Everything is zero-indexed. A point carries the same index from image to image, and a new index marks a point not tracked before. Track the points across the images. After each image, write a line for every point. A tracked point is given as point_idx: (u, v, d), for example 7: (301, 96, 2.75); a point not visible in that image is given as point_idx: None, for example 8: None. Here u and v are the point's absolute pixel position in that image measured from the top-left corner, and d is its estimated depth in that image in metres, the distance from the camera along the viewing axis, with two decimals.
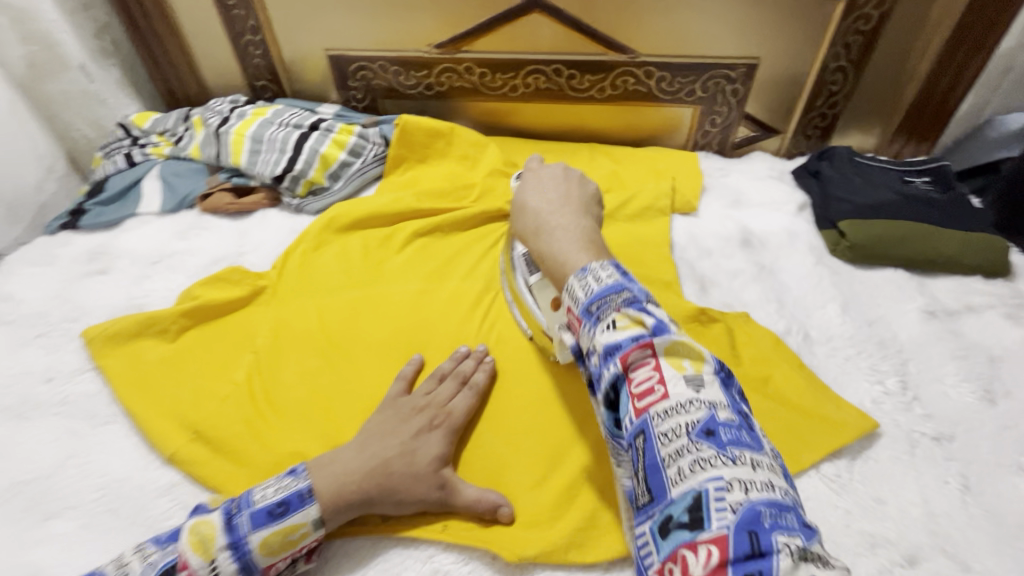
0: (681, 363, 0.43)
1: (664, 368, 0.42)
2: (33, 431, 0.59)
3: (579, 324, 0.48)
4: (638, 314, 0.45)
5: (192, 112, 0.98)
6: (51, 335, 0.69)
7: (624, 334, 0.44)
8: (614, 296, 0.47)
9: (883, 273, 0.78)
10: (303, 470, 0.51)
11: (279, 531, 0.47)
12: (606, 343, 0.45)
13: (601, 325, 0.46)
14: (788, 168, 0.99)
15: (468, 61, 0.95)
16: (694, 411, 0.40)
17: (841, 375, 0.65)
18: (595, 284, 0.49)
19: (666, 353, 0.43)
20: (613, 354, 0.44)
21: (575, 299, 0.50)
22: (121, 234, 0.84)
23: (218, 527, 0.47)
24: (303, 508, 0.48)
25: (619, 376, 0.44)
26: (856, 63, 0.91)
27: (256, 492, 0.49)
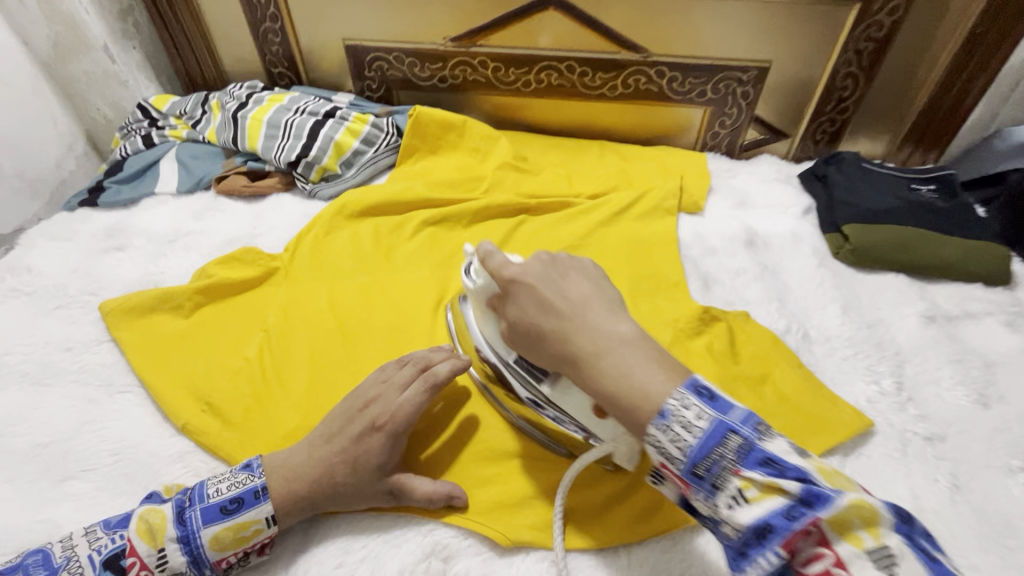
0: (777, 460, 0.38)
1: (753, 471, 0.38)
2: (51, 397, 0.61)
3: (657, 429, 0.43)
4: (705, 408, 0.40)
5: (209, 96, 0.99)
6: (70, 307, 0.71)
7: (699, 443, 0.39)
8: (681, 408, 0.40)
9: (884, 278, 0.79)
10: (259, 468, 0.52)
11: (229, 527, 0.48)
12: (684, 449, 0.40)
13: (673, 436, 0.40)
14: (795, 172, 1.00)
15: (482, 54, 0.97)
16: (829, 545, 0.35)
17: (838, 374, 0.66)
18: (666, 386, 0.42)
19: (764, 466, 0.38)
20: (691, 460, 0.40)
21: (644, 399, 0.43)
22: (138, 213, 0.86)
23: (169, 518, 0.48)
24: (255, 505, 0.49)
25: (724, 507, 0.39)
26: (867, 69, 0.92)
27: (209, 486, 0.50)
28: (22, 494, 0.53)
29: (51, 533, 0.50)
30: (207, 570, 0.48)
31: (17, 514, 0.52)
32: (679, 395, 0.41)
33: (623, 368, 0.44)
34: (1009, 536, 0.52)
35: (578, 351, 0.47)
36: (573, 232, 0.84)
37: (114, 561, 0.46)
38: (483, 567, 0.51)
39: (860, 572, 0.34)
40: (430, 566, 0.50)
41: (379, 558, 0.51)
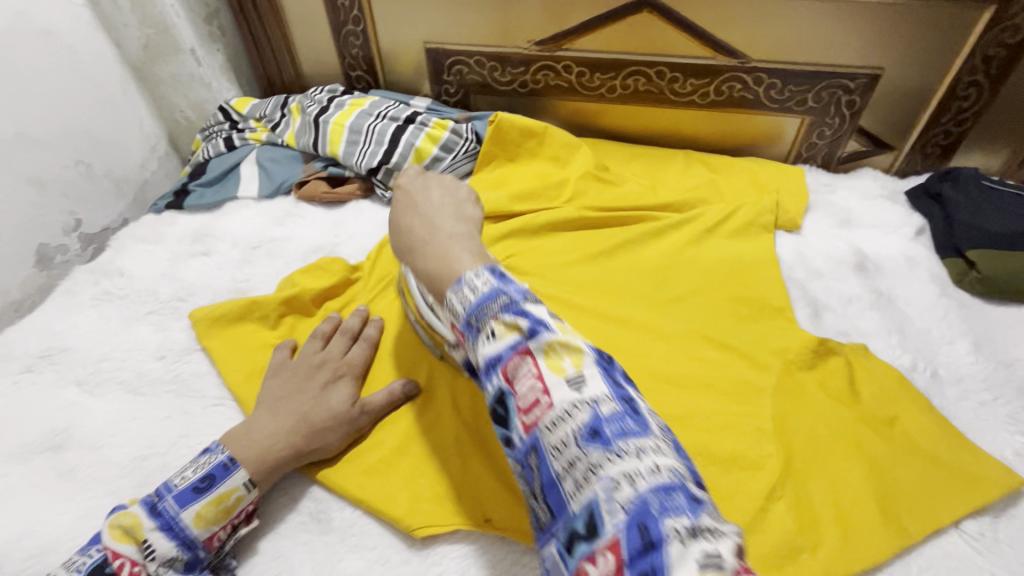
0: (560, 362, 0.37)
1: (543, 373, 0.37)
2: (148, 406, 0.61)
3: (464, 339, 0.42)
4: (513, 318, 0.38)
5: (289, 99, 0.99)
6: (162, 313, 0.71)
7: (502, 343, 0.38)
8: (473, 277, 0.42)
9: (1017, 311, 0.72)
10: (218, 447, 0.52)
11: (211, 501, 0.48)
12: (487, 354, 0.38)
13: (481, 337, 0.39)
14: (901, 188, 0.92)
15: (567, 59, 0.93)
16: (534, 367, 0.37)
17: (977, 421, 0.59)
18: (471, 293, 0.41)
19: (547, 353, 0.37)
20: (494, 367, 0.38)
21: (455, 314, 0.42)
22: (221, 217, 0.86)
23: (142, 514, 0.47)
24: (228, 476, 0.50)
25: (478, 348, 0.39)
26: (995, 78, 0.84)
27: (174, 477, 0.49)
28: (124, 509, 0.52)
29: None
30: (201, 552, 0.48)
31: None
32: (477, 270, 0.43)
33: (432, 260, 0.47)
34: None
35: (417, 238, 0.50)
36: (663, 249, 0.79)
37: (100, 570, 0.44)
38: None
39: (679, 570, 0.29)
40: None
41: None
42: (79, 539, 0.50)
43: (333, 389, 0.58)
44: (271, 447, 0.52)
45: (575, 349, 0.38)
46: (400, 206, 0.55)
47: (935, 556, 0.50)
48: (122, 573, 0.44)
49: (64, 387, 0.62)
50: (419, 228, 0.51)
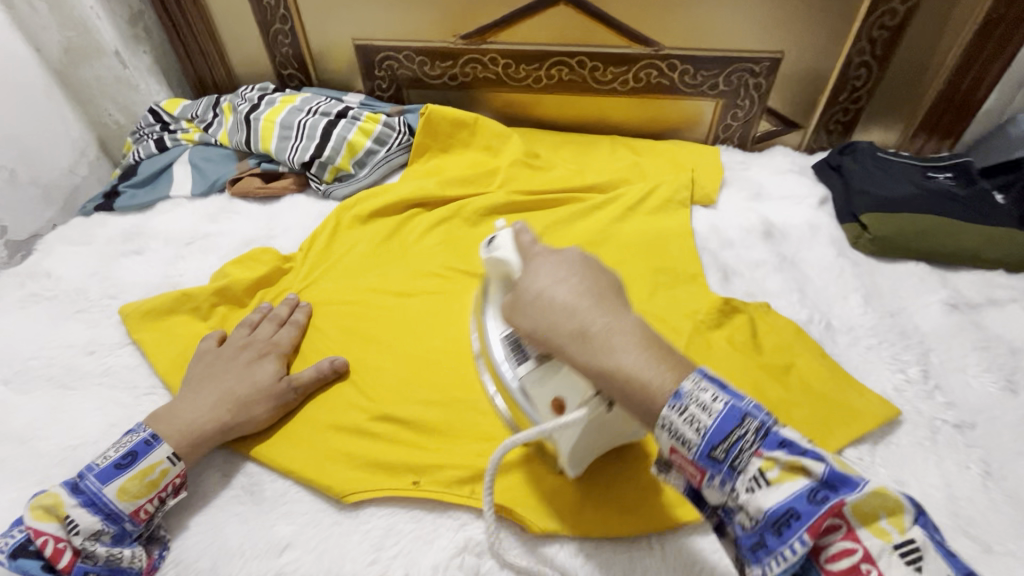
0: (879, 524, 0.34)
1: (864, 538, 0.34)
2: (77, 400, 0.61)
3: (700, 472, 0.37)
4: (794, 460, 0.35)
5: (221, 98, 0.99)
6: (91, 310, 0.71)
7: (785, 493, 0.35)
8: (696, 389, 0.37)
9: (904, 267, 0.79)
10: (141, 426, 0.54)
11: (133, 476, 0.50)
12: (766, 507, 0.35)
13: (691, 433, 0.37)
14: (809, 163, 0.99)
15: (493, 52, 0.96)
16: (855, 538, 0.34)
17: (863, 363, 0.66)
18: (705, 416, 0.37)
19: (858, 513, 0.34)
20: (788, 528, 0.34)
21: (682, 441, 0.37)
22: (154, 216, 0.86)
23: (64, 493, 0.49)
24: (149, 451, 0.52)
25: (744, 495, 0.36)
26: (881, 58, 0.92)
27: (96, 458, 0.51)
28: None
29: None
30: (129, 524, 0.50)
31: None
32: (693, 378, 0.38)
33: (628, 374, 0.39)
34: None
35: (585, 323, 0.42)
36: (586, 227, 0.83)
37: (24, 548, 0.46)
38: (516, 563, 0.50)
39: (889, 569, 0.33)
40: (464, 562, 0.50)
41: (412, 555, 0.50)
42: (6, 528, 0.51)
43: (258, 365, 0.61)
44: (197, 433, 0.55)
45: (896, 505, 0.34)
46: (537, 280, 0.47)
47: None
48: (47, 548, 0.47)
49: None
50: (565, 320, 0.43)
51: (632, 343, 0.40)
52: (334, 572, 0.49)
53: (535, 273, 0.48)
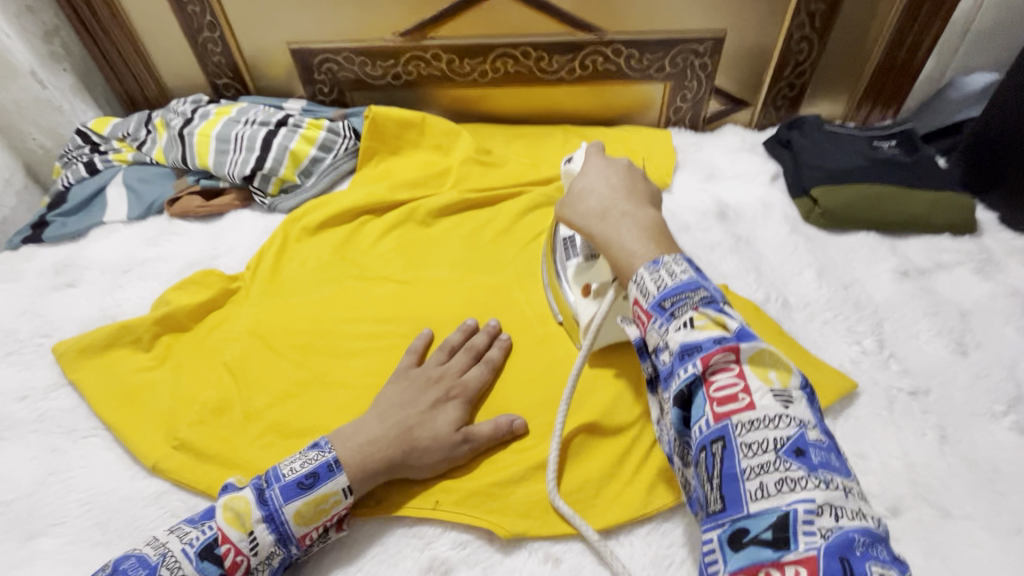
0: (768, 374, 0.40)
1: (748, 375, 0.39)
2: (11, 450, 0.58)
3: (647, 318, 0.44)
4: (719, 316, 0.41)
5: (152, 115, 0.95)
6: (23, 352, 0.67)
7: (704, 334, 0.41)
8: (672, 261, 0.45)
9: (856, 237, 0.80)
10: (327, 443, 0.52)
11: (311, 501, 0.48)
12: (681, 340, 0.41)
13: (676, 323, 0.42)
14: (760, 140, 0.99)
15: (435, 48, 0.94)
16: (743, 376, 0.39)
17: (821, 338, 0.66)
18: (669, 277, 0.44)
19: (753, 362, 0.40)
20: (691, 354, 0.40)
21: (643, 291, 0.45)
22: (88, 244, 0.82)
23: (252, 501, 0.47)
24: (332, 478, 0.49)
25: (670, 332, 0.42)
26: (820, 32, 0.92)
27: (284, 466, 0.49)
28: None
29: None
30: (294, 547, 0.48)
31: None
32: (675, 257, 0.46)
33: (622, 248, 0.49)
34: (999, 482, 0.53)
35: (608, 208, 0.52)
36: (543, 223, 0.82)
37: (210, 551, 0.45)
38: None
39: (761, 398, 0.38)
40: None
41: None
42: None
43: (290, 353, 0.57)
44: None
45: (786, 369, 0.40)
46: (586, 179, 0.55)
47: None
48: (227, 559, 0.45)
49: None
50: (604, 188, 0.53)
51: (636, 227, 0.49)
52: None
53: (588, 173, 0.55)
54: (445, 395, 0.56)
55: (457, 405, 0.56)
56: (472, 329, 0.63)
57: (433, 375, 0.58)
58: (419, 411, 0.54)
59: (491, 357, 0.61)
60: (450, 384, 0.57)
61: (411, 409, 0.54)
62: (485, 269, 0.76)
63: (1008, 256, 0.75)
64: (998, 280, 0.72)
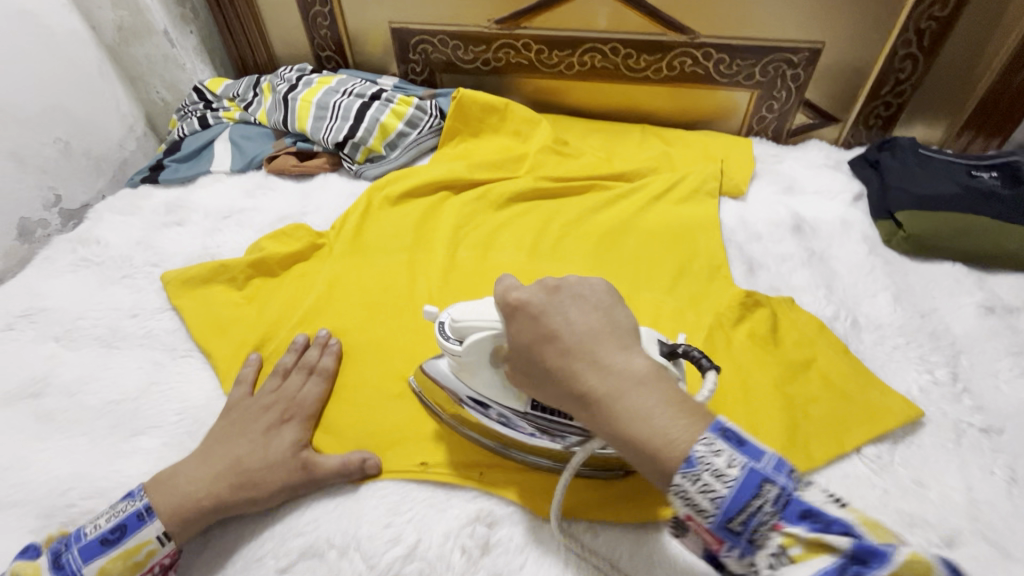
0: (822, 553, 0.33)
1: (805, 562, 0.33)
2: (122, 359, 0.66)
3: (684, 510, 0.36)
4: (757, 504, 0.34)
5: (260, 79, 1.03)
6: (136, 277, 0.75)
7: (744, 528, 0.34)
8: (701, 449, 0.35)
9: (939, 266, 0.76)
10: (140, 491, 0.51)
11: (119, 555, 0.47)
12: (728, 537, 0.35)
13: (763, 554, 0.35)
14: (845, 158, 0.96)
15: (527, 37, 0.97)
16: (794, 563, 0.34)
17: (889, 362, 0.64)
18: (697, 463, 0.35)
19: (809, 547, 0.33)
20: (740, 550, 0.35)
21: (669, 479, 0.36)
22: (195, 191, 0.90)
23: (44, 565, 0.46)
24: (139, 529, 0.48)
25: (712, 526, 0.35)
26: (927, 51, 0.88)
27: (86, 526, 0.48)
28: (100, 446, 0.57)
29: (123, 482, 0.54)
30: None
31: (96, 463, 0.56)
32: (705, 439, 0.35)
33: (610, 393, 0.39)
34: None
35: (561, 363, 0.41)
36: (613, 214, 0.83)
37: None
38: (526, 535, 0.51)
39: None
40: (475, 530, 0.51)
41: (426, 521, 0.51)
42: (56, 472, 0.55)
43: (276, 433, 0.55)
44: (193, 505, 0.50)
45: (850, 548, 0.33)
46: (519, 328, 0.44)
47: (836, 476, 0.55)
48: None
49: (43, 342, 0.67)
50: (550, 347, 0.42)
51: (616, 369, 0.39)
52: (351, 532, 0.51)
53: (517, 330, 0.44)
54: (280, 419, 0.57)
55: (293, 426, 0.57)
56: (303, 346, 0.64)
57: (267, 402, 0.58)
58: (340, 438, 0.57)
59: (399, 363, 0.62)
60: (284, 406, 0.58)
61: (246, 441, 0.54)
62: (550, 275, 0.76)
63: None
64: None
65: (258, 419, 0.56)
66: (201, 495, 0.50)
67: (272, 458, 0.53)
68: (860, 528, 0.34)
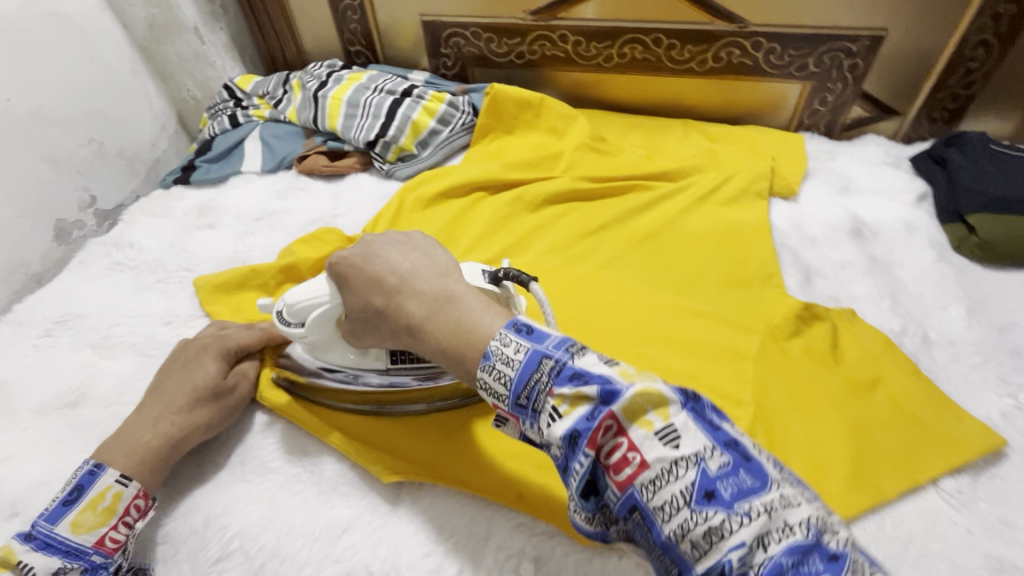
0: (646, 417, 0.35)
1: (629, 429, 0.35)
2: (155, 368, 0.65)
3: (515, 418, 0.39)
4: (576, 390, 0.36)
5: (290, 75, 1.01)
6: (169, 282, 0.74)
7: (573, 419, 0.35)
8: (500, 345, 0.39)
9: (1017, 276, 0.70)
10: (86, 456, 0.51)
11: (85, 507, 0.48)
12: (562, 433, 0.36)
13: (542, 419, 0.37)
14: (906, 154, 0.90)
15: (564, 28, 0.92)
16: (623, 433, 0.35)
17: (965, 383, 0.59)
18: (507, 367, 0.38)
19: (630, 415, 0.35)
20: (578, 444, 0.35)
21: (495, 395, 0.39)
22: (225, 191, 0.89)
23: (16, 543, 0.46)
24: (95, 480, 0.49)
25: (544, 427, 0.37)
26: (1003, 38, 0.81)
27: (44, 502, 0.49)
28: None
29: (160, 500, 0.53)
30: (97, 555, 0.48)
31: None
32: (499, 334, 0.40)
33: (452, 321, 0.42)
34: None
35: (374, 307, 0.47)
36: (657, 217, 0.79)
37: None
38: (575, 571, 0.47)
39: (650, 451, 0.34)
40: (520, 565, 0.48)
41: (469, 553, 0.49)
42: None
43: (202, 361, 0.58)
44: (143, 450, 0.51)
45: (660, 399, 0.35)
46: (360, 285, 0.48)
47: (911, 512, 0.50)
48: None
49: (80, 350, 0.67)
50: (377, 290, 0.47)
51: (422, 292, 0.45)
52: (391, 560, 0.49)
53: (354, 294, 0.49)
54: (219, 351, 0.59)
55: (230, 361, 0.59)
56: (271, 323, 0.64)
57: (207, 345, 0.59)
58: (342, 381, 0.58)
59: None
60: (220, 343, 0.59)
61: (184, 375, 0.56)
62: (585, 278, 0.73)
63: None
64: None
65: (182, 357, 0.58)
66: (149, 437, 0.52)
67: (200, 382, 0.56)
68: (616, 377, 0.36)
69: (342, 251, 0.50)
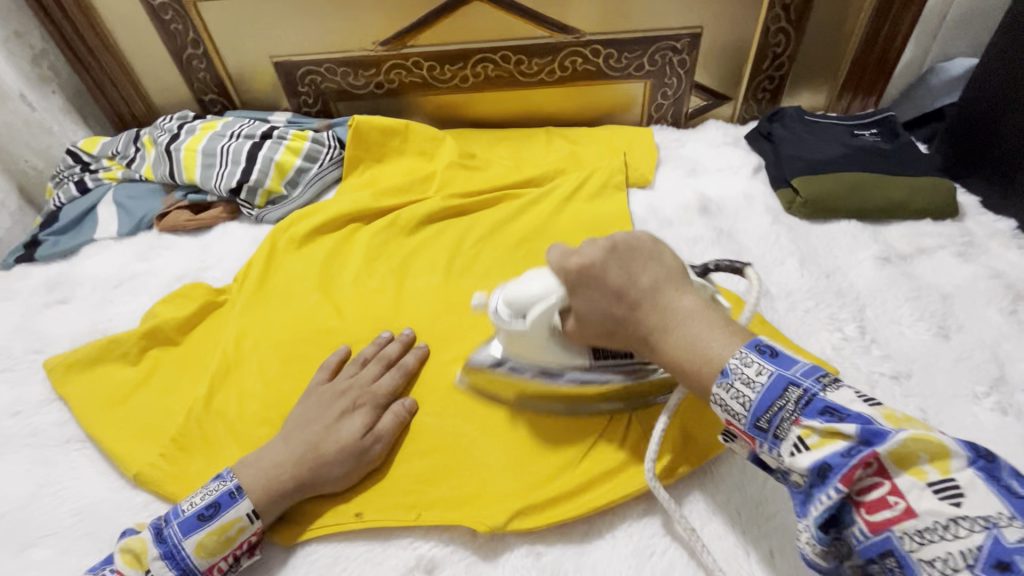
0: (918, 466, 0.35)
1: (895, 473, 0.35)
2: (4, 465, 0.60)
3: (751, 439, 0.41)
4: (829, 424, 0.37)
5: (140, 132, 0.96)
6: (17, 369, 0.69)
7: (824, 451, 0.37)
8: (741, 365, 0.42)
9: (838, 226, 0.80)
10: (229, 473, 0.52)
11: (213, 531, 0.49)
12: (807, 463, 0.37)
13: (785, 447, 0.39)
14: (741, 133, 1.00)
15: (415, 55, 0.95)
16: (885, 474, 0.35)
17: (802, 326, 0.67)
18: (748, 391, 0.41)
19: (898, 459, 0.35)
20: (826, 476, 0.36)
21: (730, 412, 0.42)
22: (80, 262, 0.83)
23: (149, 539, 0.48)
24: (233, 505, 0.50)
25: (786, 456, 0.39)
26: (796, 23, 0.93)
27: (184, 502, 0.50)
28: None
29: None
30: None
31: None
32: (740, 353, 0.43)
33: (689, 336, 0.46)
34: None
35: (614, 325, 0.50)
36: (529, 221, 0.83)
37: None
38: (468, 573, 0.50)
39: (918, 501, 0.34)
40: None
41: None
42: None
43: (347, 419, 0.56)
44: (275, 488, 0.51)
45: (939, 450, 0.34)
46: (590, 294, 0.49)
47: None
48: None
49: None
50: (618, 301, 0.49)
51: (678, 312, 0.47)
52: None
53: (585, 295, 0.50)
54: (353, 404, 0.57)
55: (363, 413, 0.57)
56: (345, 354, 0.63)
57: (341, 388, 0.59)
58: (325, 426, 0.55)
59: (403, 363, 0.62)
60: (358, 394, 0.58)
61: (315, 426, 0.55)
62: (468, 290, 0.75)
63: (990, 238, 0.75)
64: (979, 263, 0.72)
65: (330, 407, 0.56)
66: (286, 472, 0.52)
67: (346, 442, 0.54)
68: (879, 418, 0.37)
69: (574, 255, 0.51)
